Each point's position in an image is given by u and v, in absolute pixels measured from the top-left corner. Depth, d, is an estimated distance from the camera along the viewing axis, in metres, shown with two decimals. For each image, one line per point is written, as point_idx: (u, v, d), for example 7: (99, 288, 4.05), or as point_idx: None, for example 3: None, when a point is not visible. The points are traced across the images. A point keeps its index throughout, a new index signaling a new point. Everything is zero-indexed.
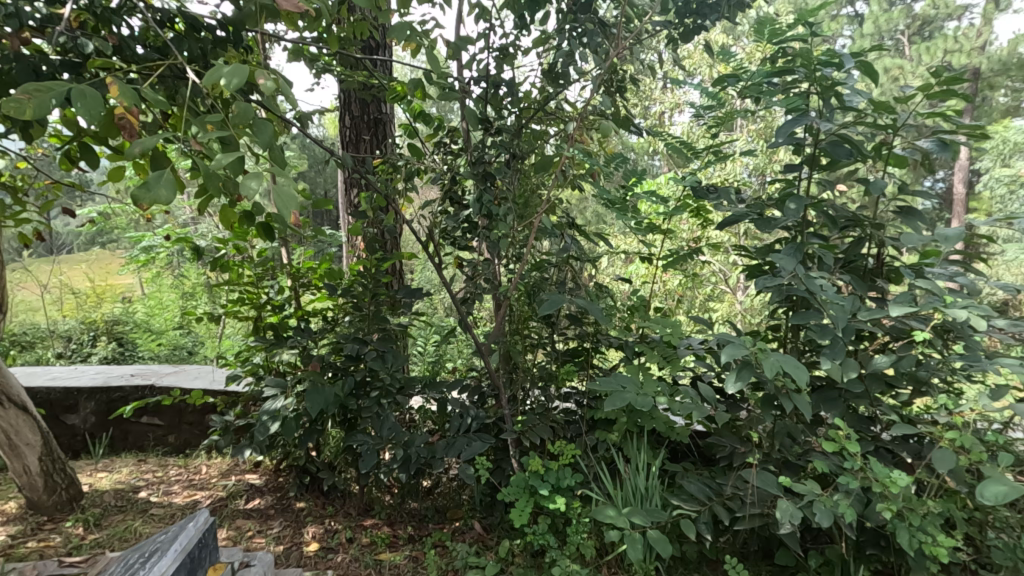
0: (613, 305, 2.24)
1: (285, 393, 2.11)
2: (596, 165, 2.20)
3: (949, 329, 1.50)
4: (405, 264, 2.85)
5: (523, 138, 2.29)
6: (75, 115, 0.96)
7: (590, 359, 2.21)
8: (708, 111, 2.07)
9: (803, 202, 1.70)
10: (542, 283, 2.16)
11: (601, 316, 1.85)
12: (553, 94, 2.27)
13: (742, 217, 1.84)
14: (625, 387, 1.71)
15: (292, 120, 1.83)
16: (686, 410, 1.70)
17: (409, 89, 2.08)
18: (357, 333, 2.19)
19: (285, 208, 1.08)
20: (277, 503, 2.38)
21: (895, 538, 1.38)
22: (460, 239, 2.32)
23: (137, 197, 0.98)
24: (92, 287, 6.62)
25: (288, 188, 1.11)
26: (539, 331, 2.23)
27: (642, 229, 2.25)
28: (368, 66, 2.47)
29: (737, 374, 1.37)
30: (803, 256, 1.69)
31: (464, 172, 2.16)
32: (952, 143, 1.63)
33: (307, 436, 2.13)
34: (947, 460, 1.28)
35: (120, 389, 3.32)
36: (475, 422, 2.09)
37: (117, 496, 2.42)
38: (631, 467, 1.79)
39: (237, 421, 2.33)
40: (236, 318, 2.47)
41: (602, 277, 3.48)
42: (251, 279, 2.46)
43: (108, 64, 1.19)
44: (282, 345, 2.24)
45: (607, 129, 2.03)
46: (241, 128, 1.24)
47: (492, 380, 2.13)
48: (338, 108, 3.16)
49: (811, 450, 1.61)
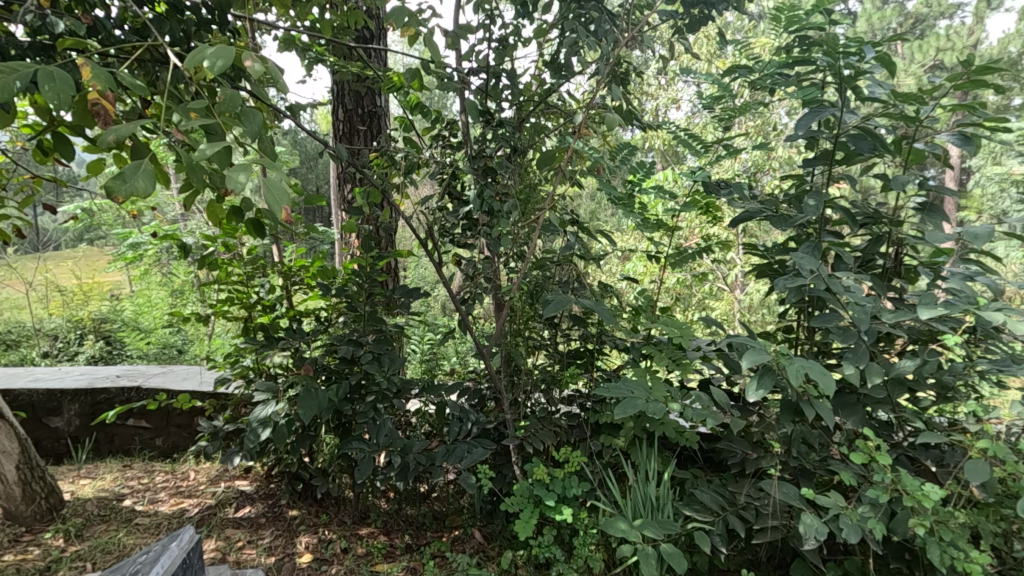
0: (617, 305, 2.16)
1: (277, 398, 2.00)
2: (600, 160, 2.12)
3: (976, 332, 1.43)
4: (402, 263, 2.81)
5: (524, 132, 2.20)
6: (43, 99, 0.87)
7: (594, 361, 2.14)
8: (718, 104, 1.99)
9: (823, 197, 1.62)
10: (544, 282, 2.07)
11: (610, 318, 1.77)
12: (556, 86, 2.18)
13: (756, 213, 1.75)
14: (635, 393, 1.63)
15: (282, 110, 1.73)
16: (698, 415, 1.63)
17: (407, 80, 1.98)
18: (352, 334, 2.10)
19: (276, 204, 1.02)
20: (269, 511, 2.29)
21: (923, 553, 1.32)
22: (459, 237, 2.23)
23: (110, 188, 0.89)
24: (79, 284, 6.47)
25: (278, 183, 1.05)
26: (541, 332, 2.15)
27: (648, 228, 2.17)
28: (364, 58, 2.37)
29: (758, 381, 1.27)
30: (820, 255, 1.62)
31: (463, 167, 2.08)
32: (976, 137, 1.55)
33: (299, 443, 2.04)
34: (981, 472, 1.23)
35: (106, 391, 3.21)
36: (475, 427, 2.00)
37: (101, 505, 2.32)
38: (640, 475, 1.72)
39: (225, 427, 2.23)
40: (225, 318, 2.38)
41: (602, 275, 3.40)
42: (241, 278, 2.37)
43: (80, 45, 1.08)
44: (274, 346, 2.14)
45: (613, 121, 1.95)
46: (228, 117, 1.15)
47: (493, 383, 2.05)
48: (330, 101, 3.06)
49: (830, 458, 1.54)
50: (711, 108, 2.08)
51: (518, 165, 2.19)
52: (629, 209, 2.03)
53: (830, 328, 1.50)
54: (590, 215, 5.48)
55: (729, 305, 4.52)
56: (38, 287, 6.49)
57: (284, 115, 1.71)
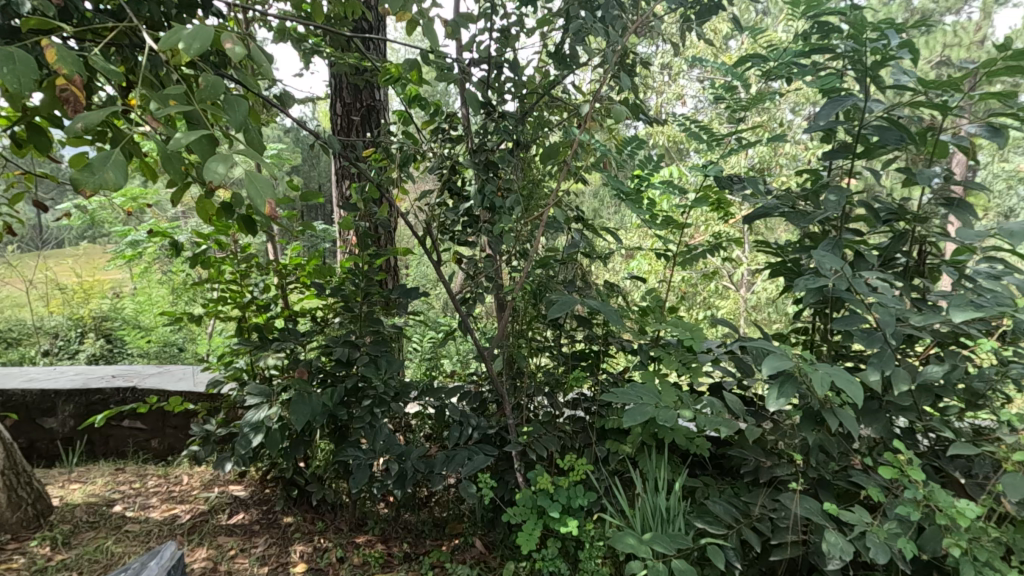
0: (624, 305, 2.08)
1: (270, 403, 1.92)
2: (606, 154, 2.03)
3: (1010, 335, 1.34)
4: (400, 260, 2.73)
5: (527, 125, 2.12)
6: (1, 82, 0.79)
7: (600, 363, 2.05)
8: (730, 95, 1.90)
9: (845, 192, 1.53)
10: (548, 281, 1.99)
11: (618, 320, 1.68)
12: (559, 77, 2.09)
13: (773, 209, 1.66)
14: (644, 399, 1.54)
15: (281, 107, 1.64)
16: (711, 422, 1.54)
17: (405, 70, 1.90)
18: (349, 336, 2.02)
19: (260, 199, 0.95)
20: (263, 517, 2.21)
21: (953, 573, 1.23)
22: (459, 234, 2.15)
23: (77, 179, 0.81)
24: (80, 282, 6.42)
25: (263, 177, 0.98)
26: (545, 333, 2.06)
27: (656, 225, 2.08)
28: (360, 49, 2.29)
29: (779, 390, 1.18)
30: (841, 253, 1.52)
31: (464, 161, 2.00)
32: (1006, 128, 1.46)
33: (294, 448, 1.96)
34: (1019, 487, 1.14)
35: (100, 391, 3.15)
36: (477, 433, 1.92)
37: (90, 511, 2.25)
38: (649, 484, 1.64)
39: (218, 431, 2.15)
40: (218, 318, 2.30)
41: (606, 274, 3.32)
42: (235, 276, 2.30)
43: (46, 25, 0.98)
44: (267, 347, 2.06)
45: (619, 113, 1.86)
46: (210, 104, 1.08)
47: (495, 387, 1.96)
48: (328, 95, 2.97)
49: (851, 468, 1.46)
50: (723, 100, 1.99)
51: (521, 159, 2.11)
52: (636, 206, 1.94)
53: (853, 332, 1.41)
54: (593, 212, 5.40)
55: (735, 304, 4.44)
56: (37, 286, 6.45)
57: (280, 110, 1.62)
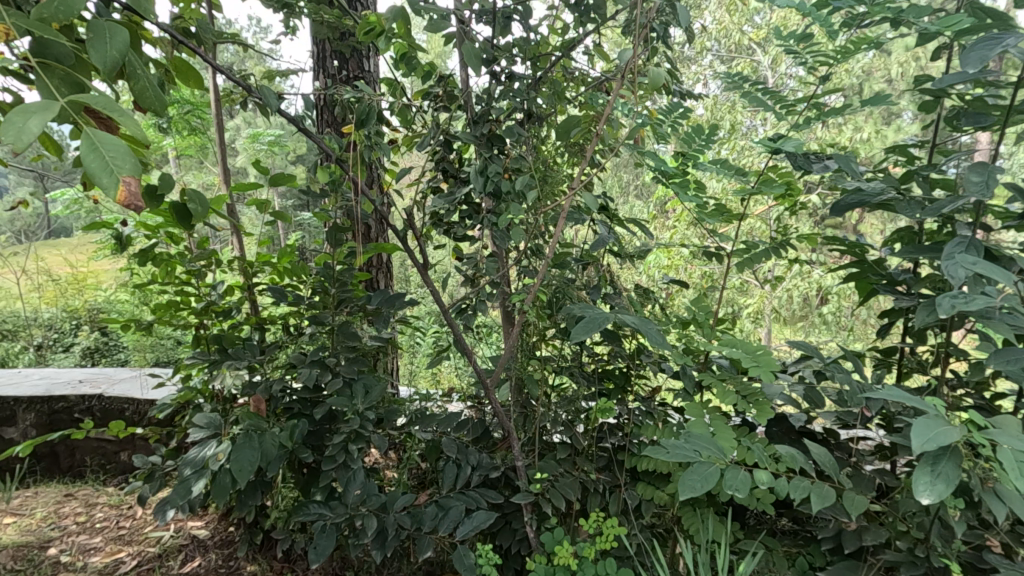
0: (660, 316, 1.68)
1: (219, 437, 1.53)
2: (640, 126, 1.62)
3: None
4: (391, 254, 2.36)
5: (541, 91, 1.76)
6: None
7: (629, 387, 1.66)
8: (804, 50, 1.48)
9: (991, 172, 1.05)
10: (568, 288, 1.60)
11: (664, 343, 1.24)
12: (582, 31, 1.68)
13: (875, 195, 1.23)
14: (704, 454, 1.09)
15: (254, 87, 1.24)
16: (799, 489, 1.07)
17: (387, 20, 1.48)
18: (320, 353, 1.63)
19: (107, 174, 0.60)
20: (222, 565, 1.84)
21: None
22: (456, 226, 1.74)
23: None
24: (74, 272, 6.08)
25: (114, 140, 0.63)
26: (563, 350, 1.66)
27: (700, 216, 1.67)
28: (340, 1, 1.88)
29: (930, 478, 0.76)
30: (982, 255, 1.09)
31: (462, 136, 1.59)
32: None
33: (250, 493, 1.58)
34: None
35: (63, 399, 2.80)
36: (477, 475, 1.54)
37: (17, 556, 1.90)
38: (702, 558, 1.26)
39: (164, 463, 1.77)
40: (168, 326, 1.92)
41: (629, 272, 2.93)
42: (188, 276, 1.91)
43: None
44: (220, 366, 1.66)
45: (660, 75, 1.46)
46: (53, 31, 0.71)
47: (501, 418, 1.57)
48: (311, 66, 2.56)
49: (986, 550, 1.07)
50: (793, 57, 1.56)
51: (532, 134, 1.71)
52: (682, 192, 1.53)
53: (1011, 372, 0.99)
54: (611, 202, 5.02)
55: (764, 301, 4.04)
56: (29, 276, 6.11)
57: (250, 87, 1.24)
